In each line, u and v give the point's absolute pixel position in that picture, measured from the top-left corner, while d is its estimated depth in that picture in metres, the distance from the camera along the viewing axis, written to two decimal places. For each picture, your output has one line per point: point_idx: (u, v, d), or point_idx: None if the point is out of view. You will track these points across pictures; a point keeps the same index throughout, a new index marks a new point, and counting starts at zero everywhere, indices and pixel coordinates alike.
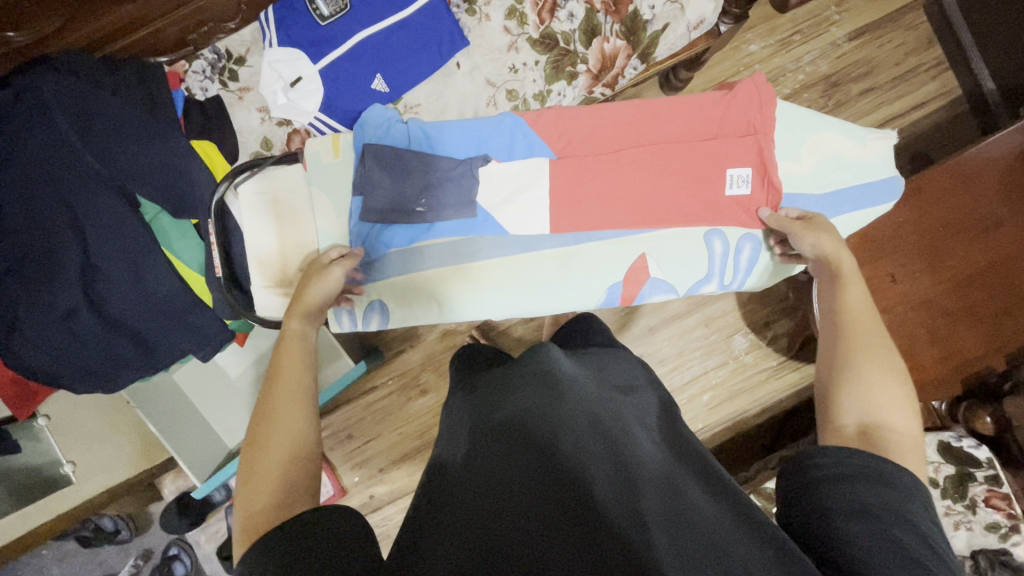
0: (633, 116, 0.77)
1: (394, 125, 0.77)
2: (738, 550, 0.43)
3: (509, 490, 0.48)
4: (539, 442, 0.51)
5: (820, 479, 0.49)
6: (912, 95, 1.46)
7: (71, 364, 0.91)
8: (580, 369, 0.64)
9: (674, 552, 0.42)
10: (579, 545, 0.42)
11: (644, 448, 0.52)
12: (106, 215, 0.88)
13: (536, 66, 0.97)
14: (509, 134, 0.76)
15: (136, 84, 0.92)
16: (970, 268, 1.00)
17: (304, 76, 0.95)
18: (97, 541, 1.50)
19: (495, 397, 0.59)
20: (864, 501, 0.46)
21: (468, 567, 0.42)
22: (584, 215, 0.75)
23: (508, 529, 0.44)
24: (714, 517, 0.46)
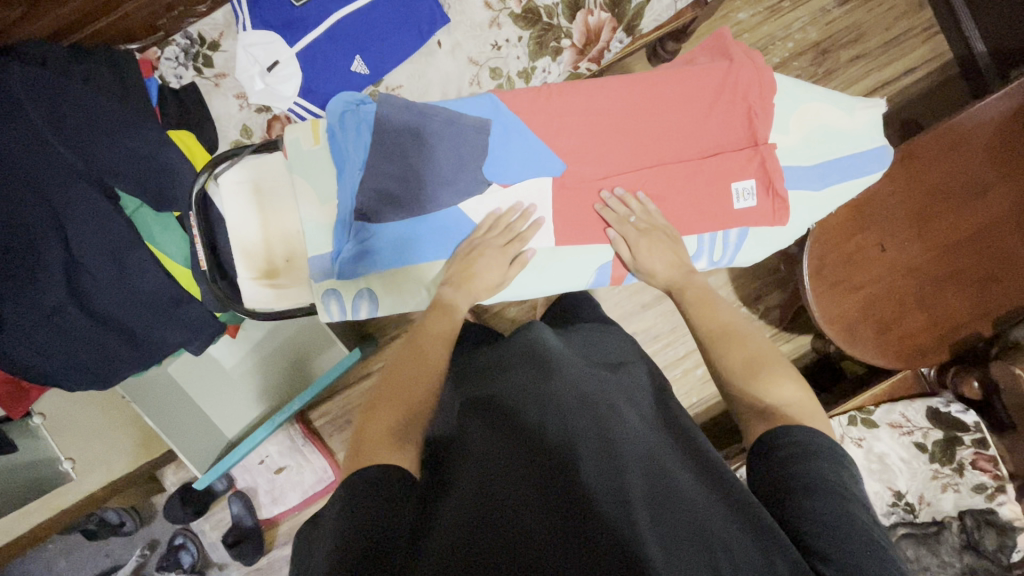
0: (628, 133, 0.72)
1: (361, 111, 0.70)
2: (713, 521, 0.47)
3: (506, 459, 0.52)
4: (536, 417, 0.55)
5: (786, 458, 0.51)
6: (902, 60, 1.44)
7: (61, 362, 0.91)
8: (571, 354, 0.68)
9: (655, 526, 0.45)
10: (565, 509, 0.46)
11: (632, 424, 0.55)
12: (84, 209, 0.85)
13: (519, 42, 0.95)
14: (502, 129, 0.72)
15: (108, 71, 0.88)
16: (957, 236, 1.01)
17: (281, 59, 0.92)
18: (103, 534, 1.52)
19: (489, 378, 0.66)
20: (826, 478, 0.48)
21: (462, 527, 0.46)
22: (586, 230, 0.74)
23: (499, 494, 0.48)
24: (696, 497, 0.49)
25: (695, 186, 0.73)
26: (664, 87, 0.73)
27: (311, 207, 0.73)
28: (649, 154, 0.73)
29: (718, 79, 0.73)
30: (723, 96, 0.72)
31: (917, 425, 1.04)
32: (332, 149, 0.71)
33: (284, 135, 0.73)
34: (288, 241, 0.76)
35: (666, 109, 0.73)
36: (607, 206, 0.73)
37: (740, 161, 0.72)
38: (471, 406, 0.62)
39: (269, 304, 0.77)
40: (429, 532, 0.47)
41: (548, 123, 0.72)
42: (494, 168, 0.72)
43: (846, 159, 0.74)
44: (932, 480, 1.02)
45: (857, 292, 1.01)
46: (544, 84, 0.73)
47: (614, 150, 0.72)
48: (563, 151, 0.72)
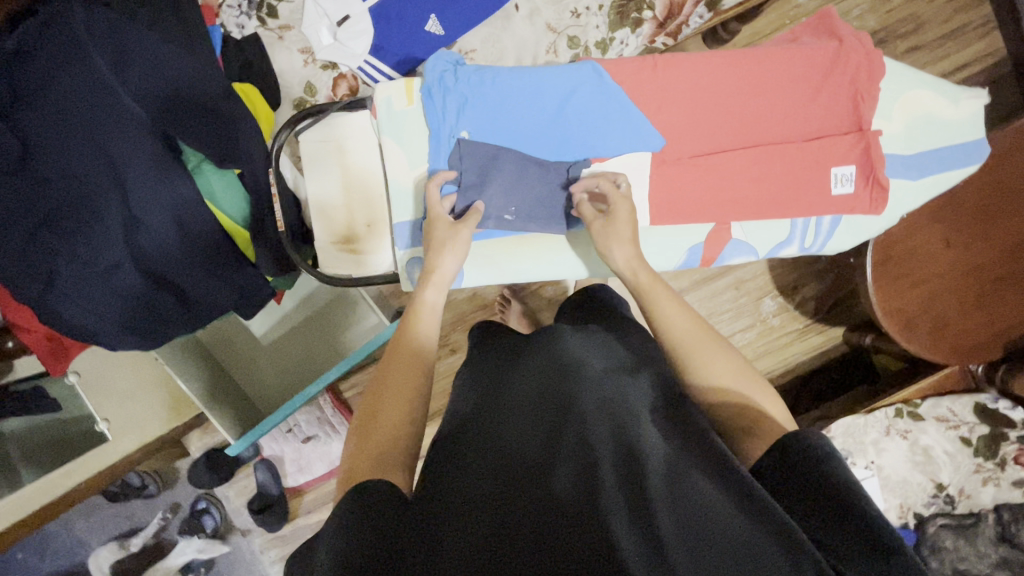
0: (727, 109, 0.70)
1: (462, 72, 0.68)
2: (738, 538, 0.43)
3: (520, 469, 0.48)
4: (558, 422, 0.53)
5: (799, 462, 0.48)
6: (957, 55, 1.43)
7: (115, 320, 0.88)
8: (588, 343, 0.64)
9: (682, 554, 0.42)
10: (586, 516, 0.44)
11: (651, 431, 0.52)
12: (144, 162, 0.81)
13: (599, 11, 0.91)
14: (603, 99, 0.69)
15: (171, 16, 0.83)
16: (1021, 236, 1.01)
17: (352, 15, 0.88)
18: (125, 495, 1.50)
19: (506, 375, 0.63)
20: (843, 484, 0.45)
21: (479, 544, 0.42)
22: (682, 215, 0.72)
23: (515, 511, 0.45)
24: (722, 510, 0.45)
25: (792, 170, 0.71)
26: (766, 65, 0.70)
27: (400, 170, 0.70)
28: (749, 135, 0.71)
29: (825, 58, 0.70)
30: (831, 77, 0.70)
31: (964, 420, 1.05)
32: (427, 112, 0.68)
33: (374, 94, 0.69)
34: (369, 205, 0.73)
35: (768, 87, 0.70)
36: (704, 187, 0.71)
37: (842, 147, 0.71)
38: (485, 405, 0.58)
39: (347, 269, 0.74)
40: (447, 533, 0.44)
41: (652, 97, 0.69)
42: (590, 140, 0.71)
43: (948, 150, 0.73)
44: (973, 473, 1.04)
45: (918, 287, 1.01)
46: (648, 55, 0.70)
47: (715, 129, 0.71)
48: (664, 126, 0.70)
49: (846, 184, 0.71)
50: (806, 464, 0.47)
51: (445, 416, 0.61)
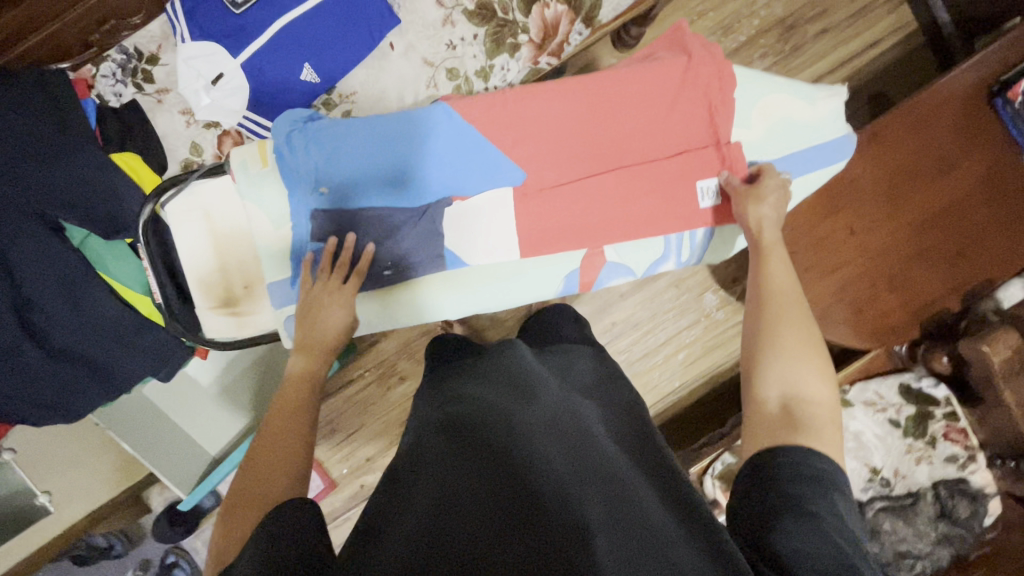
0: (584, 134, 0.71)
1: (308, 129, 0.69)
2: (676, 543, 0.44)
3: (462, 479, 0.50)
4: (507, 431, 0.55)
5: (776, 477, 0.49)
6: (867, 33, 1.43)
7: (24, 399, 0.88)
8: (545, 370, 0.67)
9: (613, 547, 0.42)
10: (526, 521, 0.44)
11: (602, 448, 0.54)
12: (30, 246, 0.81)
13: (474, 40, 0.91)
14: (458, 140, 0.70)
15: (38, 95, 0.83)
16: (925, 214, 1.02)
17: (224, 72, 0.87)
18: (93, 558, 1.50)
19: (461, 392, 0.64)
20: (808, 501, 0.47)
21: (409, 547, 0.43)
22: (553, 247, 0.73)
23: (452, 515, 0.46)
24: (663, 518, 0.47)
25: (658, 188, 0.72)
26: (621, 86, 0.71)
27: (266, 233, 0.71)
28: (610, 158, 0.71)
29: (675, 76, 0.71)
30: (683, 91, 0.71)
31: (890, 402, 1.05)
32: (282, 174, 0.69)
33: (230, 159, 0.70)
34: (243, 268, 0.73)
35: (624, 108, 0.71)
36: (572, 215, 0.72)
37: (705, 160, 0.71)
38: (437, 422, 0.60)
39: (232, 332, 0.75)
40: (382, 545, 0.44)
41: (506, 133, 0.70)
42: (453, 180, 0.70)
43: (809, 151, 0.73)
44: (906, 454, 1.04)
45: (829, 276, 1.02)
46: (499, 91, 0.71)
47: (575, 157, 0.71)
48: (523, 160, 0.70)
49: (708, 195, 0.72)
50: (779, 481, 0.49)
51: (401, 444, 0.62)
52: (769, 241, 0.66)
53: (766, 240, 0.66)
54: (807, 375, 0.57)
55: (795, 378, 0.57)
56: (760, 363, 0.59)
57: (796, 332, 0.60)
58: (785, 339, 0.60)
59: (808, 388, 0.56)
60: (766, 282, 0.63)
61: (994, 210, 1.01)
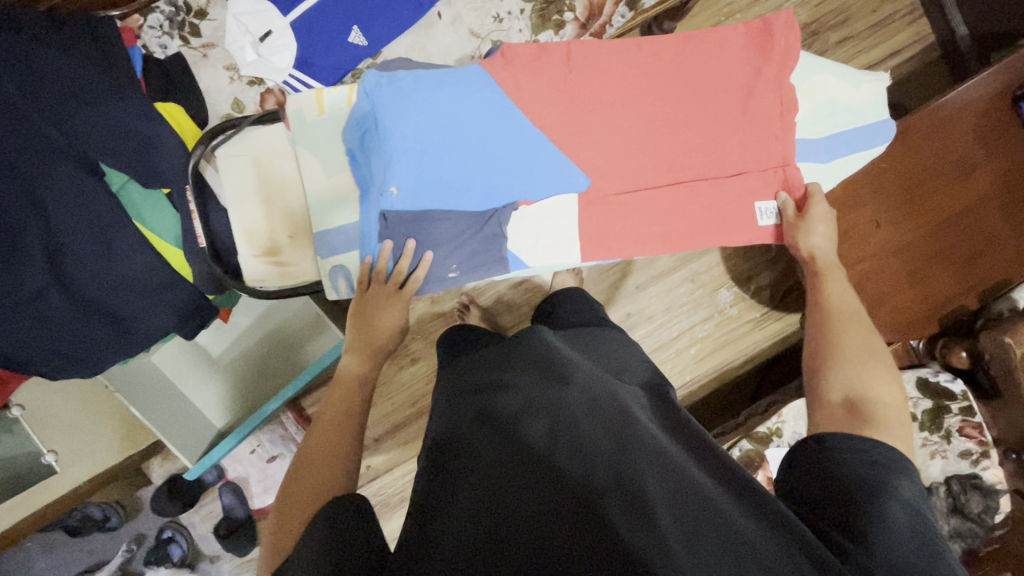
0: (647, 120, 0.73)
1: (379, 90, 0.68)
2: (733, 520, 0.48)
3: (511, 479, 0.52)
4: (548, 424, 0.56)
5: (828, 461, 0.54)
6: (887, 43, 1.47)
7: (48, 347, 0.86)
8: (574, 351, 0.68)
9: (677, 536, 0.46)
10: (582, 509, 0.48)
11: (642, 427, 0.56)
12: (66, 189, 0.81)
13: (521, 15, 0.93)
14: (525, 127, 0.71)
15: (88, 42, 0.83)
16: (948, 212, 1.04)
17: (274, 30, 0.88)
18: (86, 529, 1.46)
19: (494, 373, 0.65)
20: (863, 477, 0.51)
21: (475, 552, 0.46)
22: (604, 228, 0.75)
23: (510, 517, 0.49)
24: (714, 495, 0.50)
25: (713, 199, 0.75)
26: (689, 97, 0.73)
27: (318, 182, 0.72)
28: (671, 146, 0.73)
29: (745, 85, 0.73)
30: (753, 104, 0.73)
31: (907, 396, 1.07)
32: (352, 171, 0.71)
33: (286, 106, 0.71)
34: (291, 217, 0.74)
35: (689, 113, 0.73)
36: (631, 224, 0.74)
37: (763, 182, 0.75)
38: (473, 411, 0.60)
39: (273, 282, 0.74)
40: (448, 538, 0.48)
41: (571, 135, 0.71)
42: (518, 165, 0.72)
43: (851, 132, 0.75)
44: (921, 448, 1.06)
45: (852, 268, 1.03)
46: (569, 64, 0.71)
47: (637, 168, 0.73)
48: (587, 164, 0.72)
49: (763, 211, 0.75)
50: (828, 467, 0.54)
51: (436, 427, 0.64)
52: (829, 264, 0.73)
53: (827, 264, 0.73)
54: (876, 379, 0.61)
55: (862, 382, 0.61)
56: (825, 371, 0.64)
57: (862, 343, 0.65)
58: (846, 347, 0.65)
59: (877, 390, 0.60)
60: (828, 300, 0.71)
61: (1011, 216, 1.04)
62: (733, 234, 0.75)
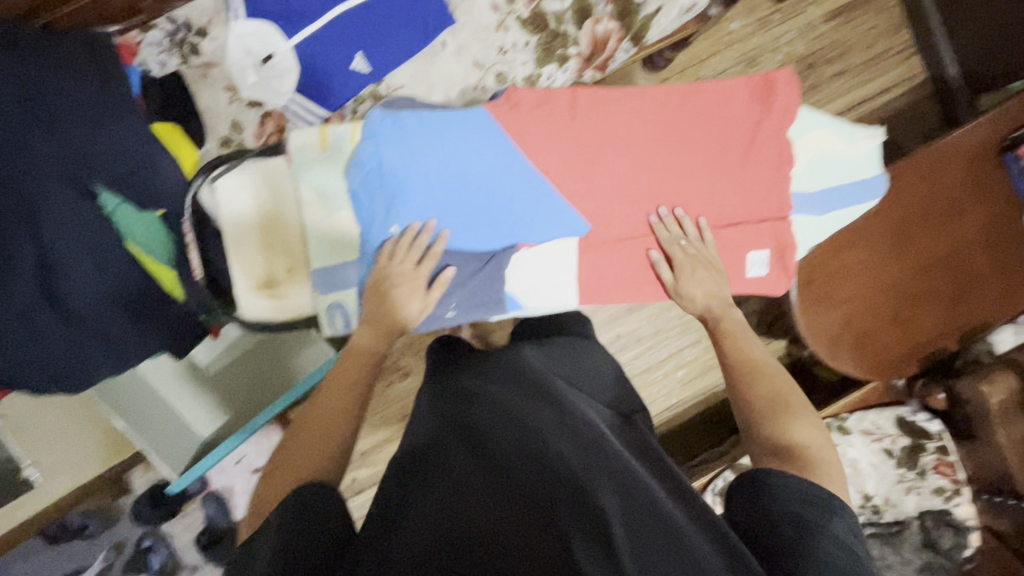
0: (646, 169, 0.74)
1: (384, 133, 0.69)
2: (690, 535, 0.46)
3: (478, 485, 0.52)
4: (521, 437, 0.57)
5: (773, 493, 0.51)
6: (881, 78, 1.50)
7: (34, 366, 0.84)
8: (553, 376, 0.69)
9: (628, 540, 0.44)
10: (536, 521, 0.47)
11: (609, 446, 0.56)
12: (59, 210, 0.79)
13: (525, 47, 0.93)
14: (528, 176, 0.72)
15: (86, 60, 0.81)
16: (933, 255, 1.07)
17: (276, 53, 0.87)
18: (64, 537, 1.44)
19: (475, 392, 0.67)
20: (804, 517, 0.49)
21: (433, 551, 0.45)
22: (600, 279, 0.75)
23: (471, 517, 0.48)
24: (673, 511, 0.49)
25: (706, 246, 0.76)
26: (692, 144, 0.74)
27: (318, 220, 0.72)
28: (670, 199, 0.74)
29: (745, 134, 0.75)
30: (751, 153, 0.75)
31: (886, 433, 1.10)
32: (354, 216, 0.71)
33: (288, 140, 0.71)
34: (289, 252, 0.74)
35: (688, 159, 0.74)
36: (634, 268, 0.75)
37: (758, 232, 0.76)
38: (452, 427, 0.62)
39: (268, 316, 0.75)
40: (401, 548, 0.46)
41: (575, 185, 0.73)
42: (518, 215, 0.73)
43: (845, 186, 0.77)
44: (897, 484, 1.09)
45: (840, 306, 1.06)
46: (573, 107, 0.73)
47: (640, 216, 0.74)
48: (588, 212, 0.73)
49: (756, 259, 0.76)
50: (771, 502, 0.51)
51: (411, 445, 0.64)
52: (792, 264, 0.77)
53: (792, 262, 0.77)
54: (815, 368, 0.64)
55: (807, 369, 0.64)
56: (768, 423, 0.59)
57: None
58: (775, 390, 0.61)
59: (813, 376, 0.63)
60: (743, 352, 0.65)
61: (996, 257, 1.07)
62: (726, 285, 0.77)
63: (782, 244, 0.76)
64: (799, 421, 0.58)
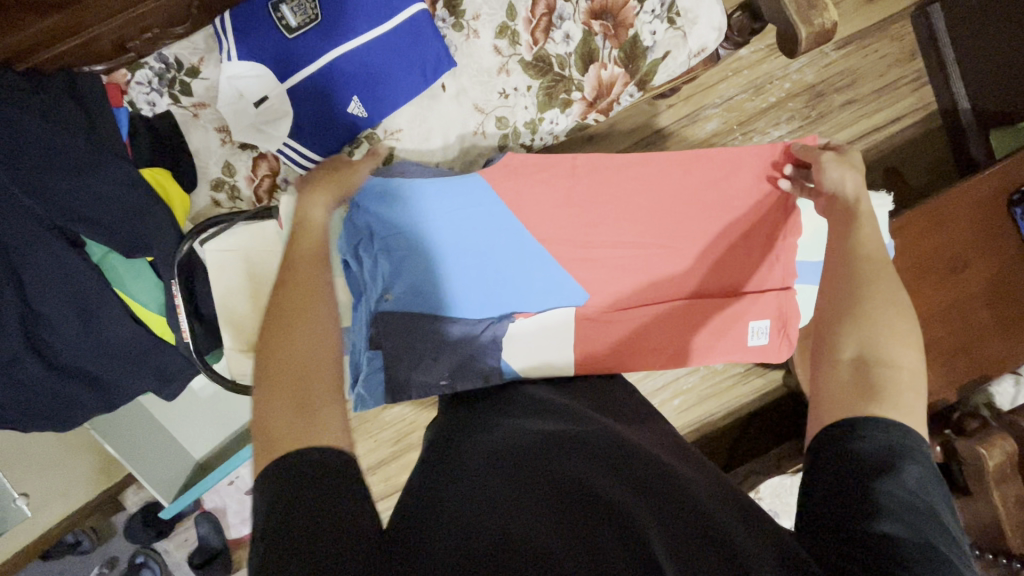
0: (643, 232, 0.77)
1: (380, 199, 0.70)
2: (748, 556, 0.42)
3: (507, 493, 0.48)
4: (548, 452, 0.53)
5: (855, 459, 0.47)
6: (891, 107, 1.47)
7: (18, 412, 0.83)
8: (571, 400, 0.66)
9: (684, 565, 0.40)
10: (577, 531, 0.43)
11: (643, 462, 0.53)
12: (44, 261, 0.77)
13: (527, 92, 0.90)
14: (520, 246, 0.74)
15: (71, 102, 0.79)
16: (938, 306, 1.05)
17: (270, 96, 0.84)
18: (57, 553, 1.44)
19: (492, 415, 0.63)
20: (900, 494, 0.44)
21: (464, 558, 0.40)
22: (603, 347, 0.75)
23: (504, 524, 0.43)
24: (723, 528, 0.45)
25: (709, 315, 0.78)
26: (695, 217, 0.77)
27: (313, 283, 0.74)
28: (667, 263, 0.77)
29: (748, 206, 0.77)
30: (753, 224, 0.77)
31: None
32: (351, 283, 0.73)
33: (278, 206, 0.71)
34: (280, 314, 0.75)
35: (689, 227, 0.77)
36: (637, 334, 0.76)
37: (759, 301, 0.78)
38: (468, 444, 0.57)
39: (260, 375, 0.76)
40: (428, 552, 0.41)
41: (572, 255, 0.75)
42: (515, 285, 0.75)
43: None
44: None
45: None
46: (569, 166, 0.75)
47: (637, 280, 0.76)
48: (586, 281, 0.76)
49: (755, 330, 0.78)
50: (855, 474, 0.46)
51: (417, 462, 0.59)
52: (867, 210, 0.63)
53: (863, 209, 0.63)
54: (896, 339, 0.53)
55: (882, 346, 0.52)
56: (869, 329, 0.54)
57: (889, 282, 0.56)
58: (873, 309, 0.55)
59: (891, 351, 0.52)
60: (855, 250, 0.59)
61: (999, 310, 1.06)
62: (726, 355, 0.79)
63: (780, 312, 0.79)
64: (892, 327, 0.54)
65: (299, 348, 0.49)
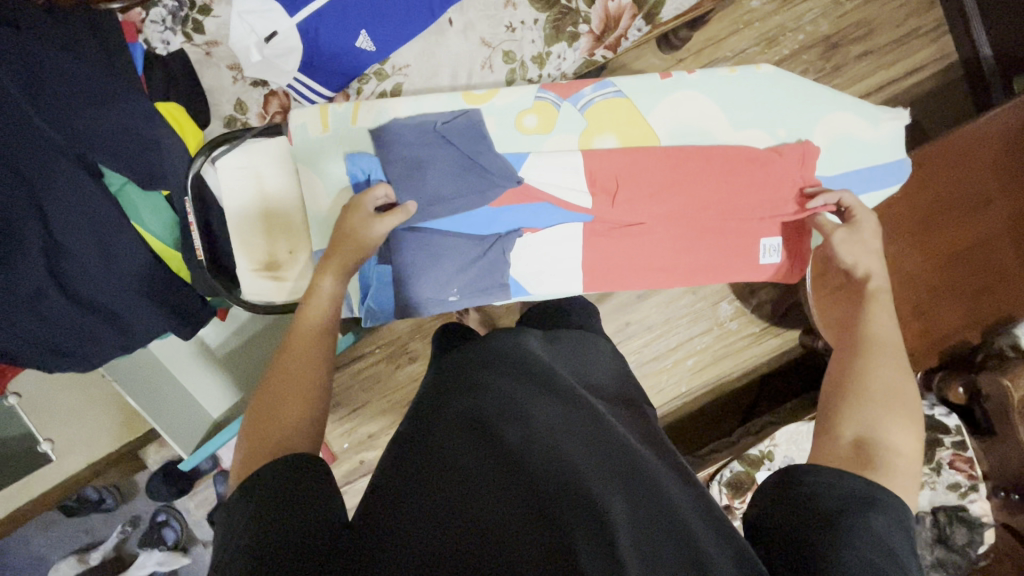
0: (657, 167, 0.83)
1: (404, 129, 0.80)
2: (699, 544, 0.45)
3: (480, 474, 0.48)
4: (525, 426, 0.53)
5: (810, 492, 0.50)
6: (910, 58, 1.43)
7: (41, 345, 0.85)
8: (555, 362, 0.65)
9: (640, 554, 0.42)
10: (543, 522, 0.44)
11: (620, 440, 0.54)
12: (63, 190, 0.79)
13: (535, 25, 0.90)
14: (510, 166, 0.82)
15: (90, 37, 0.80)
16: (959, 245, 1.02)
17: (280, 31, 0.85)
18: (81, 510, 1.48)
19: (472, 369, 0.61)
20: (848, 521, 0.47)
21: (435, 551, 0.42)
22: (613, 265, 0.85)
23: (474, 514, 0.45)
24: (682, 519, 0.47)
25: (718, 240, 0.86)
26: (713, 186, 0.83)
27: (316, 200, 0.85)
28: (675, 195, 0.82)
29: (766, 157, 0.84)
30: (771, 169, 0.83)
31: None
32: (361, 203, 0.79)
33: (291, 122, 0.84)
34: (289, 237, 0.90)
35: (703, 167, 0.83)
36: (637, 255, 0.85)
37: (765, 229, 0.85)
38: (446, 406, 0.56)
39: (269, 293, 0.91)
40: (399, 539, 0.43)
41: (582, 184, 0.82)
42: (522, 213, 0.81)
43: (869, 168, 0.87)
44: None
45: None
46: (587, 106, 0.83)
47: (651, 210, 0.82)
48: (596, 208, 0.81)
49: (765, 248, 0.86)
50: (809, 501, 0.50)
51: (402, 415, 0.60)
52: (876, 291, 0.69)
53: (872, 288, 0.70)
54: (897, 427, 0.55)
55: (883, 428, 0.55)
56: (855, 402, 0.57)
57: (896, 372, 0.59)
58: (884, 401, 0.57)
59: (891, 437, 0.54)
60: (864, 331, 0.64)
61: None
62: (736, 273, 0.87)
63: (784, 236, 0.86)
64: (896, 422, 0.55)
65: (297, 379, 0.56)
